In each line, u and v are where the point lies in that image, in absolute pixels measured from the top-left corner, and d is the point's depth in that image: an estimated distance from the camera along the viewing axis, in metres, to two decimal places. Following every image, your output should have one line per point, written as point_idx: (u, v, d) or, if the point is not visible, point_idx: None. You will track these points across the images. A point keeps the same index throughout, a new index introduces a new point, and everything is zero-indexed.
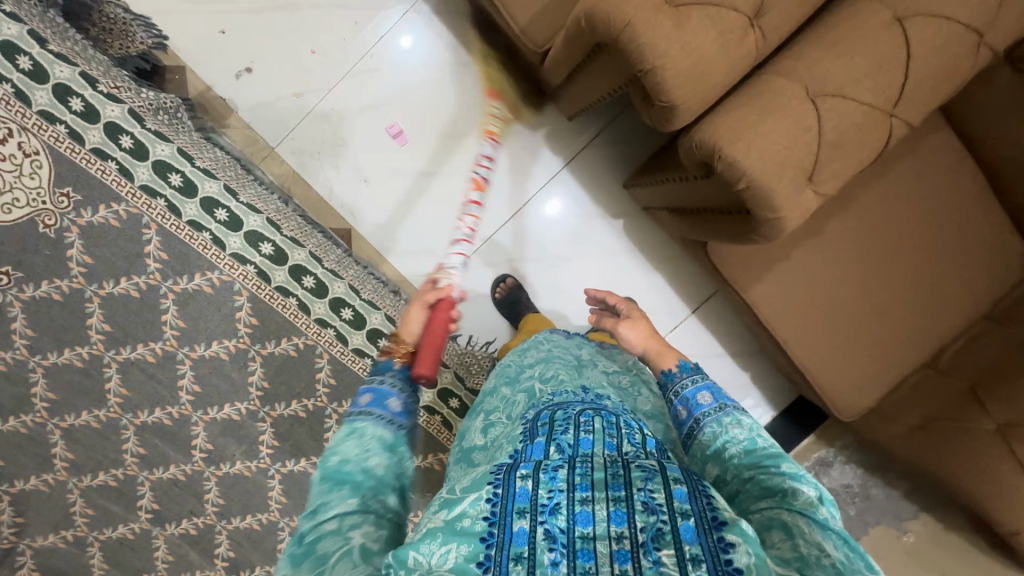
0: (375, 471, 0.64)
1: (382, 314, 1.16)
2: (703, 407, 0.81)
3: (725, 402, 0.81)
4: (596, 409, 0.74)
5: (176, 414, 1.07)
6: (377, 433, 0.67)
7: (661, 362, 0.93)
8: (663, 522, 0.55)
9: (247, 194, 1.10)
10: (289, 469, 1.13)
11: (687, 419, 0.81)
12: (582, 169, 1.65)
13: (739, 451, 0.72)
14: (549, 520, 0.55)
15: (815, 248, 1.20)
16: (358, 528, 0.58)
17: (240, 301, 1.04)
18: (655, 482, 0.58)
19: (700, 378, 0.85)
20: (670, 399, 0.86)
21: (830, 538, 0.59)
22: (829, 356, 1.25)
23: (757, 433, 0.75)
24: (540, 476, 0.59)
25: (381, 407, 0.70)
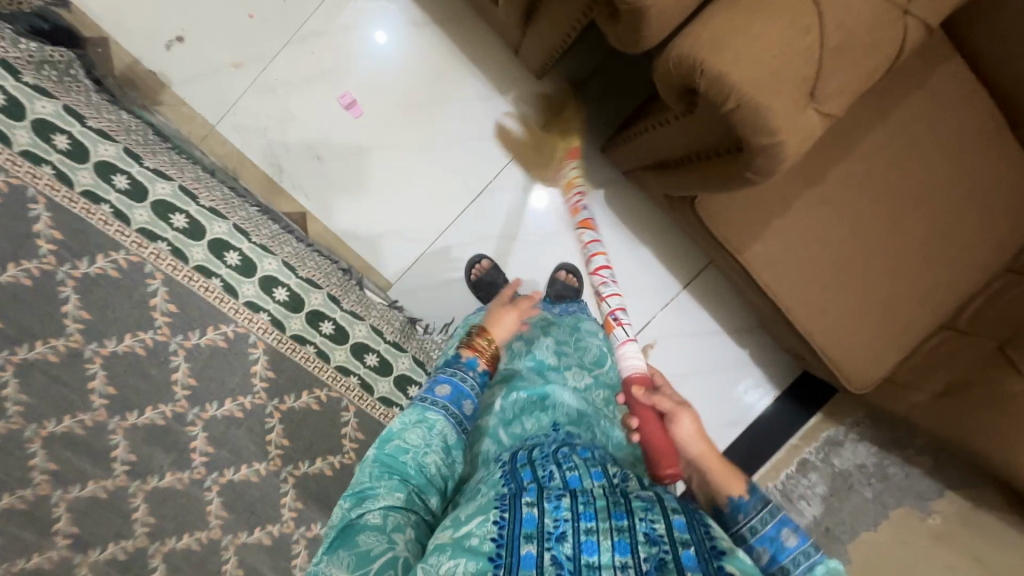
0: (427, 468, 0.77)
1: (323, 293, 1.01)
2: (789, 555, 0.69)
3: (807, 546, 0.69)
4: (571, 446, 0.80)
5: (89, 421, 0.92)
6: (441, 430, 0.81)
7: (727, 485, 0.74)
8: (664, 552, 0.61)
9: (156, 159, 0.94)
10: (229, 479, 0.98)
11: (770, 565, 0.69)
12: (557, 135, 1.50)
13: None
14: (557, 546, 0.61)
15: (817, 201, 1.07)
16: (399, 528, 0.68)
17: (153, 284, 0.89)
18: (654, 514, 0.66)
19: (779, 508, 0.71)
20: (741, 538, 0.72)
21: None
22: (839, 321, 1.13)
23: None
24: (546, 506, 0.65)
25: (456, 406, 0.84)
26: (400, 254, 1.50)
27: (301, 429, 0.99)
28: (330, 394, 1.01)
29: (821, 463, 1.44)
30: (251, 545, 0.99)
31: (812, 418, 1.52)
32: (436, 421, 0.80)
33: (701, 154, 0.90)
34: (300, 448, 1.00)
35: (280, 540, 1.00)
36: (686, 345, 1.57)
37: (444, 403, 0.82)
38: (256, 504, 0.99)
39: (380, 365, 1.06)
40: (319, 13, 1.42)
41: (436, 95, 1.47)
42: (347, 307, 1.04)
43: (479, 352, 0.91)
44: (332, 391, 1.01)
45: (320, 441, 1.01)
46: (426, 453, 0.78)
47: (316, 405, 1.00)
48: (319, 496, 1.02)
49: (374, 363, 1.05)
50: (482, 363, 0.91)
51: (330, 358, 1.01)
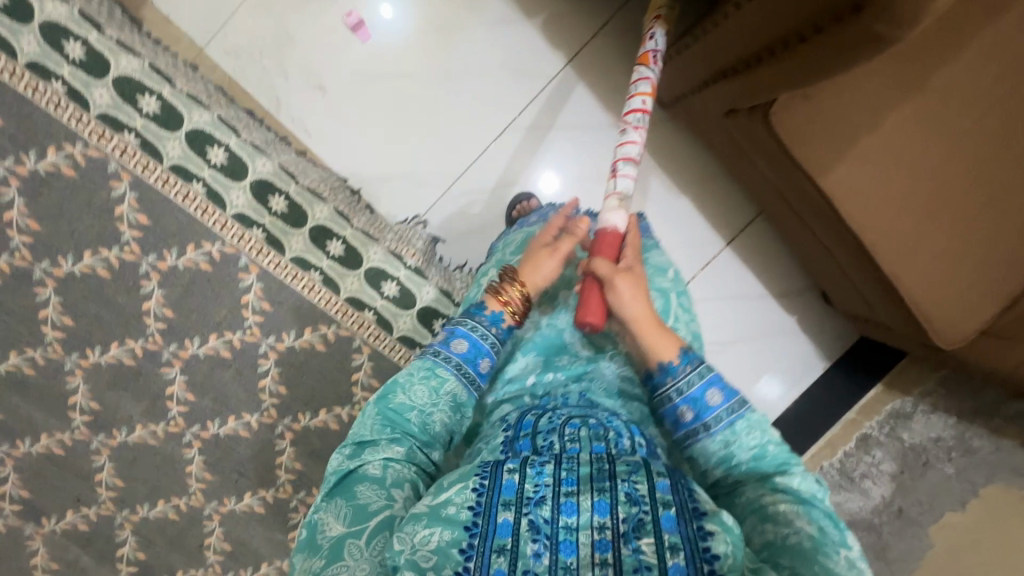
0: (434, 427, 0.67)
1: (330, 207, 0.79)
2: (713, 412, 0.69)
3: (736, 401, 0.69)
4: (583, 416, 0.68)
5: (40, 359, 0.76)
6: (450, 390, 0.69)
7: (656, 348, 0.72)
8: (644, 512, 0.55)
9: (121, 32, 0.73)
10: (212, 434, 0.82)
11: (694, 423, 0.69)
12: (591, 66, 1.33)
13: (748, 458, 0.67)
14: (534, 511, 0.55)
15: (914, 115, 0.91)
16: (398, 484, 0.61)
17: (119, 188, 0.71)
18: (639, 474, 0.58)
19: (709, 368, 0.70)
20: (665, 397, 0.71)
21: (803, 513, 0.62)
22: (925, 261, 0.96)
23: (768, 436, 0.68)
24: (528, 471, 0.58)
25: (472, 364, 0.71)
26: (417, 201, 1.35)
27: (301, 375, 0.81)
28: (339, 332, 0.80)
29: (886, 439, 1.29)
30: (238, 514, 0.84)
31: (872, 390, 1.38)
32: (446, 381, 0.68)
33: (792, 41, 0.77)
34: (299, 397, 0.82)
35: (275, 507, 0.85)
36: (732, 310, 1.41)
37: (457, 360, 0.70)
38: (246, 465, 0.83)
39: (402, 297, 0.82)
40: None
41: (454, 18, 1.30)
42: (360, 225, 0.82)
43: (508, 307, 0.75)
44: (342, 329, 0.80)
45: (324, 390, 0.82)
46: (432, 413, 0.67)
47: (322, 345, 0.80)
48: (320, 458, 0.85)
49: (394, 294, 0.82)
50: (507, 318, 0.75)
51: (340, 288, 0.79)
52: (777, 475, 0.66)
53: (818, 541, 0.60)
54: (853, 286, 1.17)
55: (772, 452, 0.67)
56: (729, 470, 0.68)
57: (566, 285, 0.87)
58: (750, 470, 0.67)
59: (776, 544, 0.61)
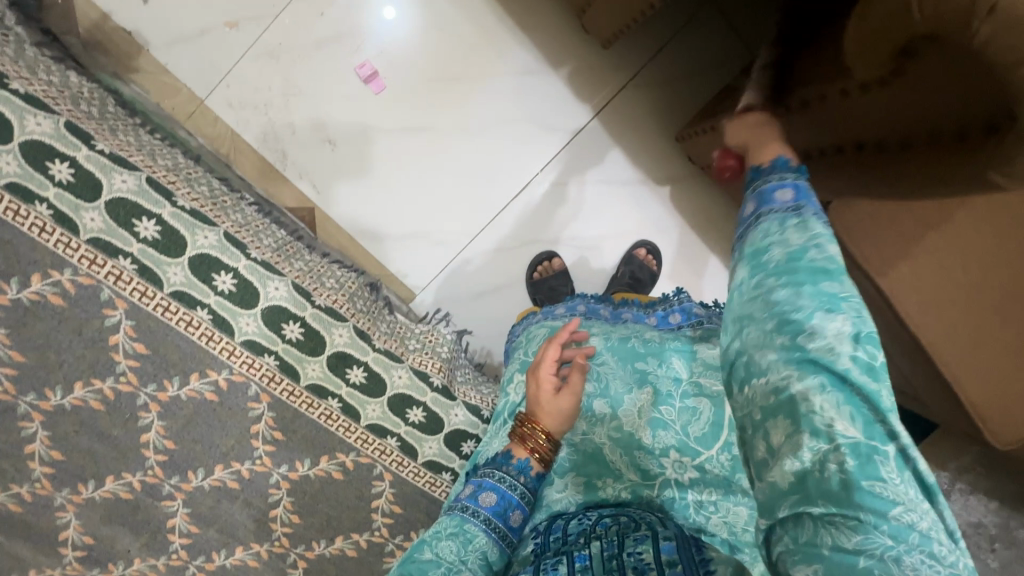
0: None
1: (350, 326, 0.72)
2: (777, 216, 0.49)
3: (806, 206, 0.49)
4: (612, 513, 0.68)
5: (26, 494, 0.68)
6: (480, 546, 0.62)
7: (760, 155, 0.59)
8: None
9: (114, 139, 0.64)
10: (218, 565, 0.74)
11: (755, 220, 0.50)
12: (622, 121, 1.24)
13: (784, 257, 0.46)
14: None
15: (983, 208, 0.84)
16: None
17: (113, 317, 0.63)
18: (644, 542, 0.57)
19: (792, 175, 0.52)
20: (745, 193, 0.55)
21: (844, 408, 0.39)
22: (981, 358, 0.90)
23: (816, 247, 0.45)
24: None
25: (500, 520, 0.64)
26: (430, 262, 1.27)
27: (317, 503, 0.74)
28: (358, 459, 0.73)
29: None
30: None
31: None
32: (477, 535, 0.62)
33: (867, 145, 0.67)
34: (314, 525, 0.75)
35: None
36: None
37: (484, 512, 0.63)
38: None
39: (428, 420, 0.75)
40: None
41: (473, 67, 1.21)
42: (382, 343, 0.74)
43: (536, 454, 0.68)
44: (361, 455, 0.74)
45: (341, 517, 0.75)
46: (460, 571, 0.59)
47: (339, 474, 0.73)
48: None
49: (419, 419, 0.75)
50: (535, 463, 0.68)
51: (360, 416, 0.72)
52: (806, 326, 0.42)
53: (859, 448, 0.38)
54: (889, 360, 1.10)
55: (817, 265, 0.45)
56: (755, 280, 0.46)
57: (603, 394, 0.79)
58: (781, 282, 0.44)
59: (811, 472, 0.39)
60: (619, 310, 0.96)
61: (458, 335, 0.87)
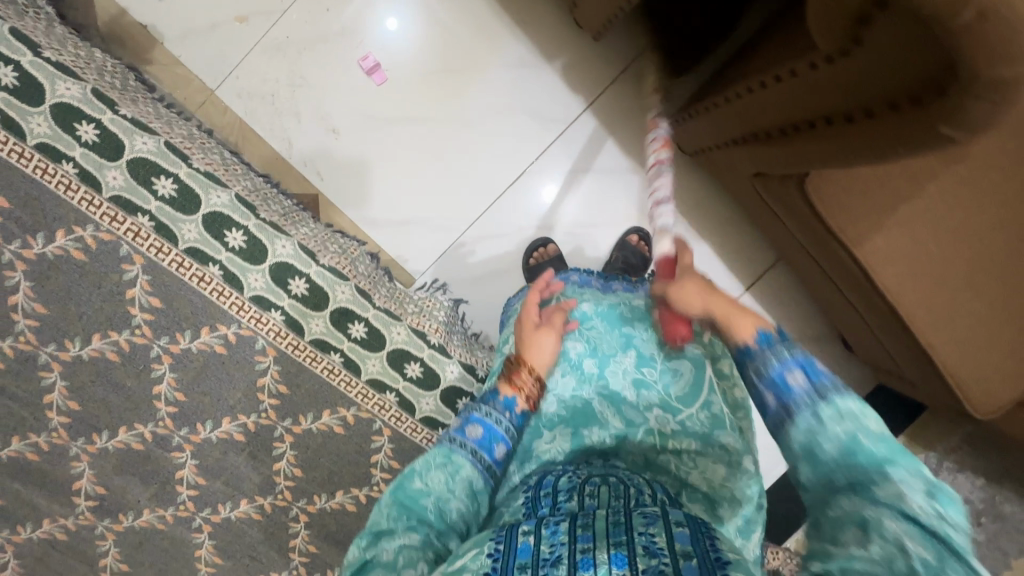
0: (451, 515, 0.60)
1: (352, 286, 0.76)
2: (794, 392, 0.54)
3: (824, 385, 0.53)
4: (603, 475, 0.68)
5: (44, 444, 0.72)
6: (467, 476, 0.64)
7: (738, 332, 0.62)
8: (665, 565, 0.49)
9: (135, 107, 0.69)
10: (223, 517, 0.78)
11: (776, 406, 0.55)
12: (614, 112, 1.30)
13: (833, 448, 0.50)
14: (551, 571, 0.49)
15: (955, 181, 0.87)
16: (410, 568, 0.54)
17: (131, 271, 0.68)
18: (657, 525, 0.54)
19: (791, 351, 0.57)
20: (748, 382, 0.59)
21: (918, 534, 0.43)
22: (955, 326, 0.94)
23: (862, 425, 0.50)
24: (543, 531, 0.55)
25: (487, 450, 0.68)
26: (429, 248, 1.32)
27: (318, 457, 0.77)
28: (358, 414, 0.77)
29: None
30: None
31: None
32: (463, 464, 0.64)
33: (835, 118, 0.72)
34: (315, 479, 0.78)
35: None
36: None
37: (470, 445, 0.66)
38: (258, 548, 0.79)
39: (426, 377, 0.79)
40: None
41: (473, 60, 1.26)
42: (382, 302, 0.78)
43: (520, 392, 0.74)
44: (361, 411, 0.77)
45: (341, 472, 0.78)
46: (448, 499, 0.61)
47: (340, 428, 0.77)
48: (335, 541, 0.81)
49: (417, 375, 0.78)
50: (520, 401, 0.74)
51: (361, 371, 0.76)
52: (870, 480, 0.47)
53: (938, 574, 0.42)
54: (873, 334, 1.12)
55: (870, 448, 0.48)
56: (814, 467, 0.50)
57: (591, 353, 0.84)
58: (842, 467, 0.48)
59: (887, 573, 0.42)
60: (610, 284, 1.00)
61: (457, 304, 0.89)
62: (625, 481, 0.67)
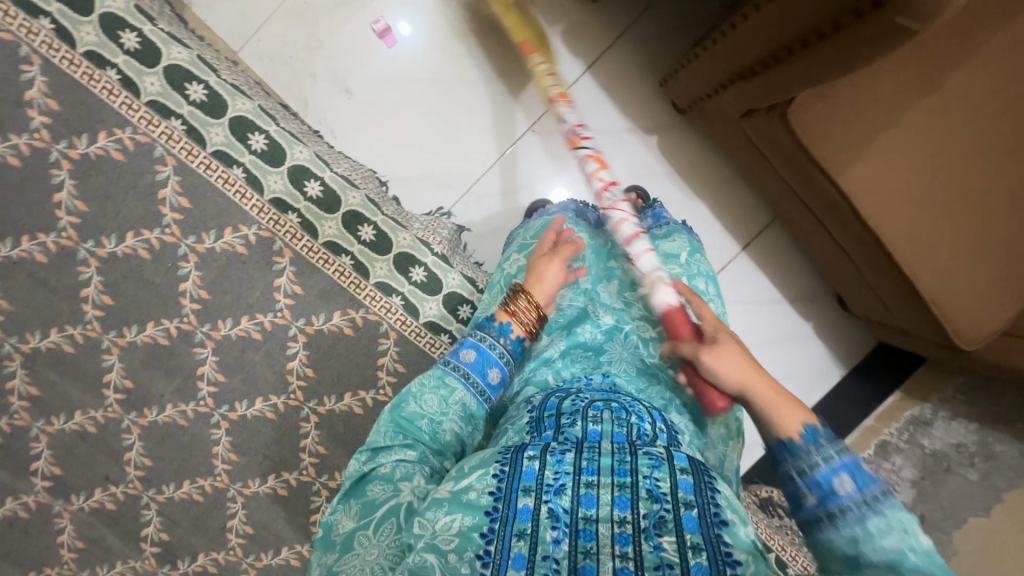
0: (444, 436, 0.66)
1: (362, 194, 0.83)
2: (841, 500, 0.56)
3: (873, 494, 0.55)
4: (606, 399, 0.67)
5: (79, 337, 0.78)
6: (460, 398, 0.68)
7: (781, 420, 0.61)
8: (666, 510, 0.53)
9: (172, 26, 0.78)
10: (240, 415, 0.83)
11: (819, 510, 0.57)
12: (613, 74, 1.36)
13: (881, 563, 0.53)
14: (554, 499, 0.53)
15: (932, 113, 0.91)
16: (409, 478, 0.61)
17: (163, 172, 0.75)
18: (662, 471, 0.55)
19: (838, 452, 0.58)
20: (786, 476, 0.60)
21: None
22: (943, 255, 0.97)
23: (910, 540, 0.53)
24: (549, 458, 0.56)
25: (479, 376, 0.70)
26: (433, 202, 1.37)
27: (329, 358, 0.82)
28: (367, 317, 0.83)
29: (906, 445, 1.29)
30: (261, 496, 0.85)
31: (888, 398, 1.36)
32: (455, 388, 0.68)
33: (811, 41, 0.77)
34: (325, 379, 0.83)
35: (298, 490, 0.86)
36: (745, 313, 1.41)
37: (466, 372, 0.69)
38: (271, 448, 0.84)
39: (429, 283, 0.85)
40: None
41: (479, 25, 1.34)
42: (390, 213, 0.85)
43: (516, 318, 0.74)
44: (370, 314, 0.83)
45: (350, 374, 0.83)
46: (441, 422, 0.66)
47: (350, 330, 0.82)
48: (343, 443, 0.85)
49: (421, 280, 0.84)
50: (517, 328, 0.74)
51: (369, 274, 0.82)
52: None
53: None
54: (868, 287, 1.15)
55: (915, 563, 0.52)
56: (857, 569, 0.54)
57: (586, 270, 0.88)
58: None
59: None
60: None
61: (460, 230, 0.94)
62: (626, 406, 0.66)
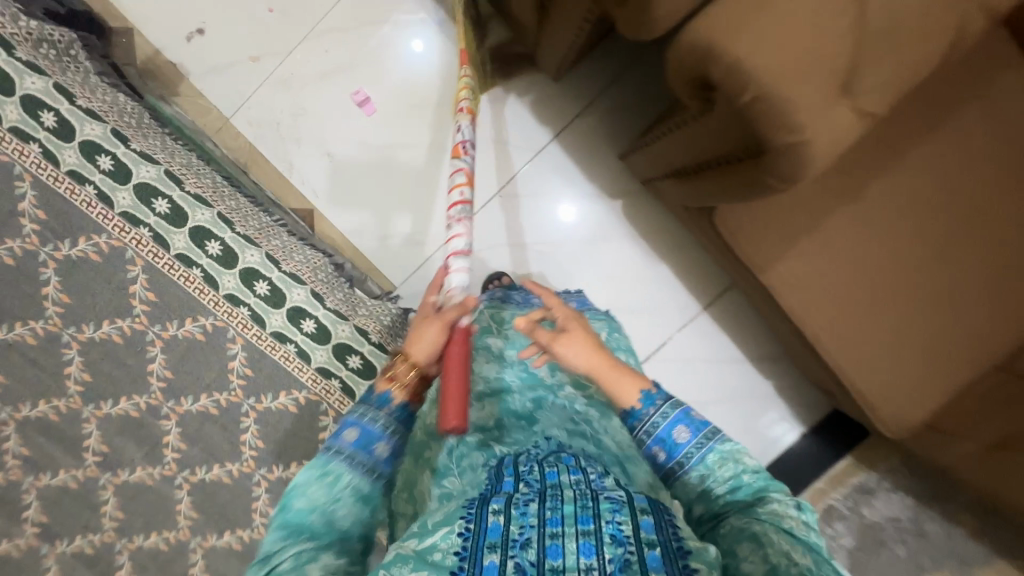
0: (342, 522, 0.62)
1: (306, 289, 0.95)
2: (683, 448, 0.68)
3: (705, 433, 0.69)
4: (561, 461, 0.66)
5: (63, 407, 0.90)
6: (348, 482, 0.65)
7: (623, 396, 0.72)
8: (631, 552, 0.50)
9: (145, 142, 0.91)
10: (199, 478, 0.94)
11: (668, 463, 0.68)
12: (577, 142, 1.43)
13: (725, 490, 0.65)
14: (519, 554, 0.50)
15: (852, 220, 0.96)
16: (314, 560, 0.57)
17: (133, 272, 0.87)
18: (623, 512, 0.54)
19: (672, 407, 0.70)
20: (640, 440, 0.71)
21: (798, 545, 0.57)
22: (868, 349, 1.01)
23: (741, 464, 0.66)
24: (513, 512, 0.54)
25: (363, 451, 0.67)
26: (410, 260, 1.43)
27: (277, 432, 0.94)
28: (308, 396, 0.94)
29: (850, 513, 1.31)
30: (218, 549, 0.96)
31: (837, 463, 1.39)
32: (341, 471, 0.64)
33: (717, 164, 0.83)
34: (274, 450, 0.94)
35: (250, 544, 0.97)
36: (705, 372, 1.45)
37: (348, 451, 0.66)
38: (226, 507, 0.96)
39: (364, 368, 0.97)
40: (341, 7, 1.40)
41: (454, 93, 1.42)
42: (332, 304, 0.97)
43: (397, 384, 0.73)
44: (311, 393, 0.94)
45: (295, 446, 0.94)
46: (336, 508, 0.63)
47: (294, 408, 0.94)
48: None
49: (357, 365, 0.96)
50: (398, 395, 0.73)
51: (310, 358, 0.94)
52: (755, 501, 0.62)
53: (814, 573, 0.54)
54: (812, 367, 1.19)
55: (749, 483, 0.65)
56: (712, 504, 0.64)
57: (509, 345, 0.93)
58: (729, 502, 0.64)
59: (781, 569, 0.54)
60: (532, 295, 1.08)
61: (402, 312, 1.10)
62: (582, 465, 0.65)
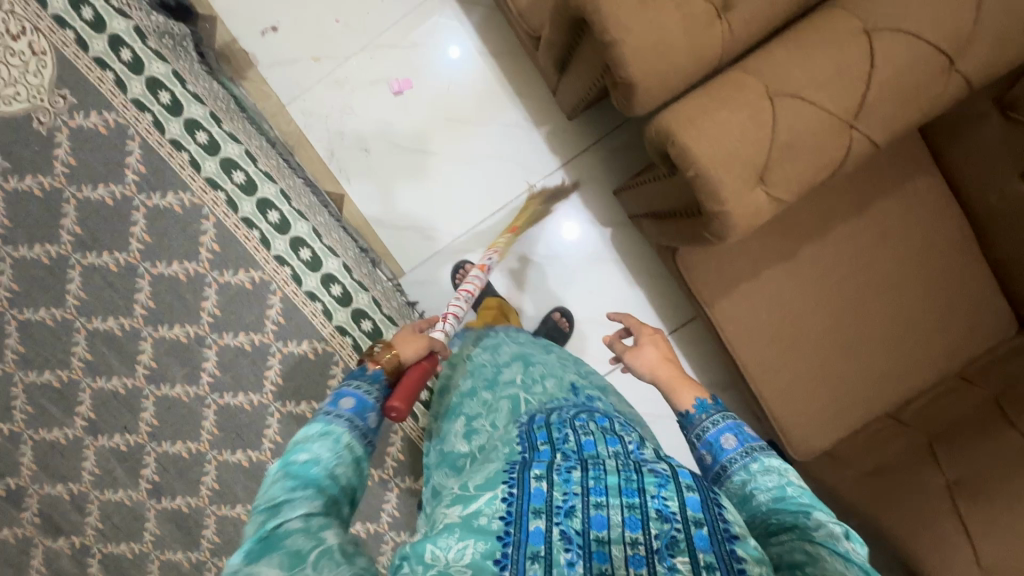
0: (340, 480, 0.65)
1: (339, 261, 1.17)
2: (728, 454, 0.71)
3: (751, 445, 0.71)
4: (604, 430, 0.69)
5: (127, 325, 1.10)
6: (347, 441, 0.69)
7: (680, 400, 0.80)
8: (676, 530, 0.54)
9: (232, 125, 1.15)
10: (225, 402, 1.13)
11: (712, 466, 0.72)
12: (581, 171, 1.65)
13: (768, 500, 0.64)
14: (565, 521, 0.54)
15: (787, 275, 1.18)
16: (326, 529, 0.58)
17: (206, 224, 1.08)
18: (669, 489, 0.57)
19: (722, 418, 0.75)
20: (692, 442, 0.76)
21: (852, 566, 0.55)
22: (791, 383, 1.22)
23: (785, 477, 0.66)
24: (555, 478, 0.58)
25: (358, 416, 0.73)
26: (424, 250, 1.65)
27: (295, 373, 1.14)
28: (325, 347, 1.15)
29: None
30: (229, 464, 1.15)
31: None
32: (341, 432, 0.69)
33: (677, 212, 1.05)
34: (291, 388, 1.14)
35: (256, 464, 1.16)
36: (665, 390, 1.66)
37: (348, 414, 0.71)
38: (243, 429, 1.15)
39: (374, 332, 1.18)
40: (396, 27, 1.62)
41: (481, 115, 1.64)
42: (357, 277, 1.19)
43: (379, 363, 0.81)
44: (328, 345, 1.15)
45: (308, 388, 1.14)
46: (337, 464, 0.66)
47: (312, 355, 1.14)
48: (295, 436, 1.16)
49: (368, 329, 1.18)
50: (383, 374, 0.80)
51: (332, 317, 1.15)
52: (803, 513, 0.61)
53: None
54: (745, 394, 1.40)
55: (792, 495, 0.64)
56: (760, 515, 0.64)
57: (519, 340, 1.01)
58: (771, 511, 0.63)
59: None
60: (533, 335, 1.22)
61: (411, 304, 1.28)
62: (620, 435, 0.68)
